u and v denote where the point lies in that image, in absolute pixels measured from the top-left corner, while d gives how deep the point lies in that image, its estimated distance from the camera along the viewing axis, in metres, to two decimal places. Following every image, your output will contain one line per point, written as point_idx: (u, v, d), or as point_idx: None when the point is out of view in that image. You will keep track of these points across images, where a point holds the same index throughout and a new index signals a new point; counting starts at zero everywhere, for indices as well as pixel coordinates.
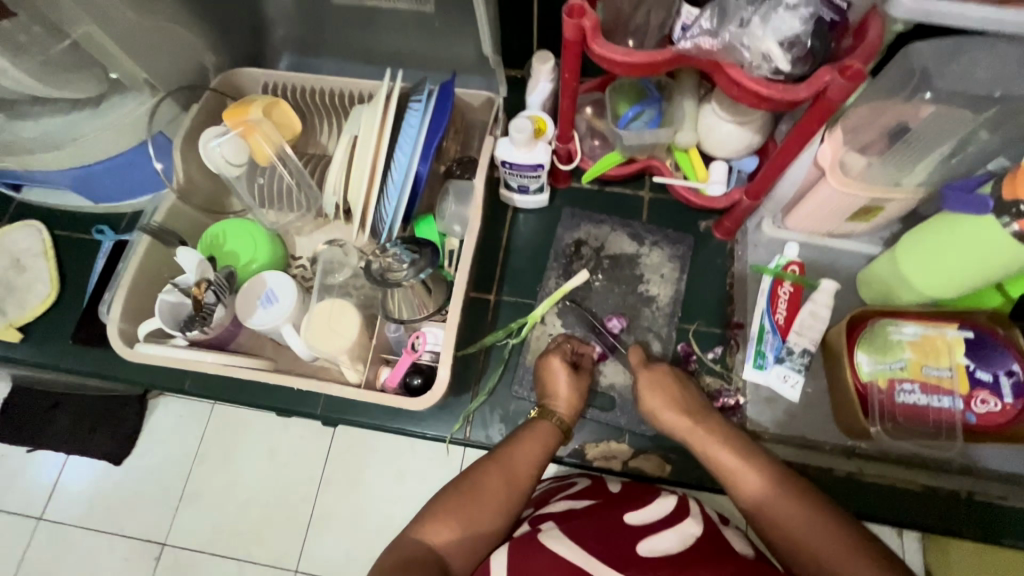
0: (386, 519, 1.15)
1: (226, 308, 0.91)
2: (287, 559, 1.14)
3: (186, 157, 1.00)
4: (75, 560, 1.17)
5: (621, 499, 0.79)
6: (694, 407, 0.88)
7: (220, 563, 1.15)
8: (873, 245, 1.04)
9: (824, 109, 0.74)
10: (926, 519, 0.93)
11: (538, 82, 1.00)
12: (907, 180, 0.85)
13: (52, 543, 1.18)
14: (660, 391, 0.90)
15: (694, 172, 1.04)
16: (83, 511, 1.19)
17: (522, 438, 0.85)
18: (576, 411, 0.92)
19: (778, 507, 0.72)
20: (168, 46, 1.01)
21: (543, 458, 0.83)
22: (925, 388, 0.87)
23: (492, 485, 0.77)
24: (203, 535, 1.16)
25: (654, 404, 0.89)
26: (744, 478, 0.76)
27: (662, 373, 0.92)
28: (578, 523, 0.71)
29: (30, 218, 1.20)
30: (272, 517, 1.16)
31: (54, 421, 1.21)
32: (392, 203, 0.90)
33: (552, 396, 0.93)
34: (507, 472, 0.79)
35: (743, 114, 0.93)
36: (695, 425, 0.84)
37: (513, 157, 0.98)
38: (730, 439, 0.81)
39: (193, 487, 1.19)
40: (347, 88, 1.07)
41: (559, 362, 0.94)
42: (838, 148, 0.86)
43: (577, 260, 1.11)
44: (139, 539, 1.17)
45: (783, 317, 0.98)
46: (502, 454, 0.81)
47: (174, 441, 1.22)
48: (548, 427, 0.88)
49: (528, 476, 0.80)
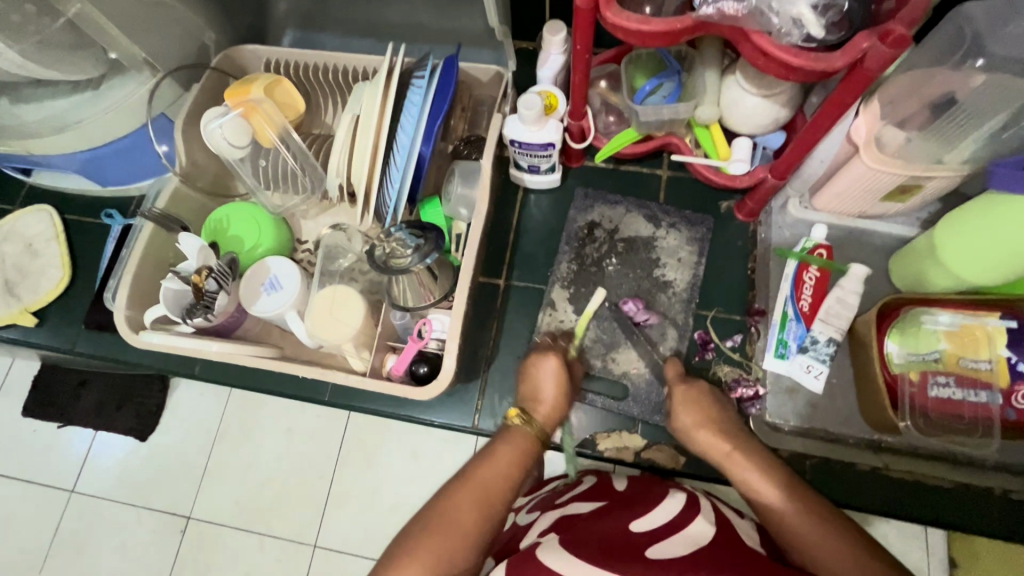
0: (400, 499, 1.14)
1: (229, 295, 0.89)
2: (306, 535, 1.15)
3: (187, 139, 0.98)
4: (107, 532, 1.19)
5: (627, 500, 0.78)
6: (732, 427, 0.83)
7: (242, 538, 1.16)
8: (907, 227, 0.97)
9: (860, 81, 0.68)
10: (951, 517, 0.89)
11: (550, 55, 0.95)
12: (949, 157, 0.79)
13: (84, 515, 1.20)
14: (695, 407, 0.86)
15: (714, 150, 0.97)
16: (111, 484, 1.21)
17: (496, 451, 0.80)
18: (557, 418, 0.88)
19: (817, 539, 0.67)
20: (165, 24, 0.97)
21: (517, 474, 0.78)
22: (959, 381, 0.81)
23: (462, 516, 0.71)
24: (227, 508, 1.18)
25: (686, 420, 0.85)
26: (786, 515, 0.70)
27: (699, 388, 0.88)
28: (582, 530, 0.70)
29: (42, 201, 1.20)
30: (292, 495, 1.17)
31: (81, 399, 1.24)
32: (395, 185, 0.87)
33: (533, 400, 0.88)
34: (479, 497, 0.74)
35: (770, 85, 0.87)
36: (733, 450, 0.80)
37: (521, 135, 0.93)
38: (772, 471, 0.76)
39: (215, 464, 1.20)
40: (349, 64, 1.03)
41: (552, 367, 0.90)
42: (873, 123, 0.81)
43: (591, 243, 1.06)
44: (165, 513, 1.19)
45: (808, 304, 0.93)
46: (473, 480, 0.75)
47: (194, 420, 1.23)
48: (520, 431, 0.83)
49: (500, 496, 0.75)
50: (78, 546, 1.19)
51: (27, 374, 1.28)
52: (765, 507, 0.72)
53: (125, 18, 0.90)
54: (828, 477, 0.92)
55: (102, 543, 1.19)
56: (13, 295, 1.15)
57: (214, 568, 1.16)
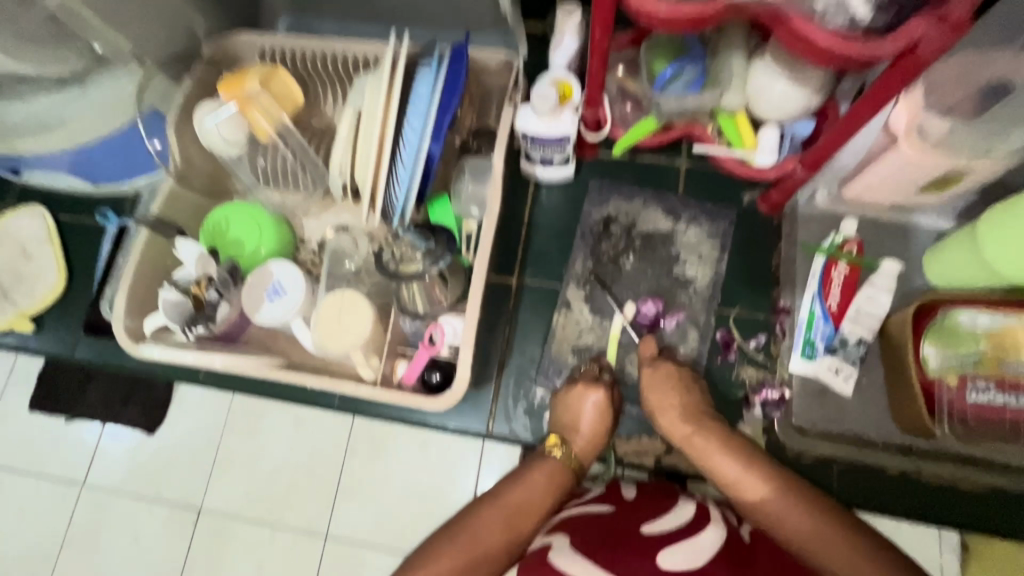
0: (413, 486, 1.05)
1: (231, 303, 0.87)
2: (317, 526, 1.06)
3: (181, 136, 0.92)
4: (115, 530, 1.10)
5: (638, 503, 0.72)
6: (696, 409, 0.81)
7: (253, 530, 1.07)
8: (942, 219, 0.93)
9: (910, 69, 0.62)
10: (980, 521, 0.87)
11: (561, 40, 0.90)
12: (999, 148, 0.73)
13: (93, 511, 1.11)
14: (662, 392, 0.84)
15: (739, 139, 0.92)
16: (124, 477, 1.12)
17: (526, 477, 0.77)
18: (595, 451, 0.85)
19: (786, 517, 0.68)
20: (155, 13, 0.92)
21: (550, 502, 0.76)
22: (1001, 386, 0.77)
23: (491, 534, 0.71)
24: (240, 498, 1.09)
25: (652, 403, 0.84)
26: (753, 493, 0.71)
27: (667, 371, 0.86)
28: (592, 532, 0.66)
29: (34, 202, 1.16)
30: (302, 483, 1.08)
31: (87, 393, 1.14)
32: (402, 184, 0.81)
33: (572, 429, 0.84)
34: (508, 519, 0.73)
35: (803, 71, 0.81)
36: (693, 433, 0.79)
37: (535, 128, 0.88)
38: (732, 448, 0.76)
39: (225, 454, 1.10)
40: (349, 51, 0.97)
41: (596, 400, 0.85)
42: (916, 112, 0.75)
43: (607, 239, 1.01)
44: (179, 502, 1.10)
45: (836, 302, 0.88)
46: (502, 500, 0.74)
47: (201, 415, 1.13)
48: (557, 464, 0.79)
49: (532, 520, 0.74)
50: (88, 548, 1.10)
51: (31, 369, 1.15)
52: (731, 486, 0.73)
53: (111, 8, 0.84)
54: (854, 479, 0.90)
55: (111, 546, 1.09)
56: (8, 299, 1.12)
57: (228, 563, 1.06)
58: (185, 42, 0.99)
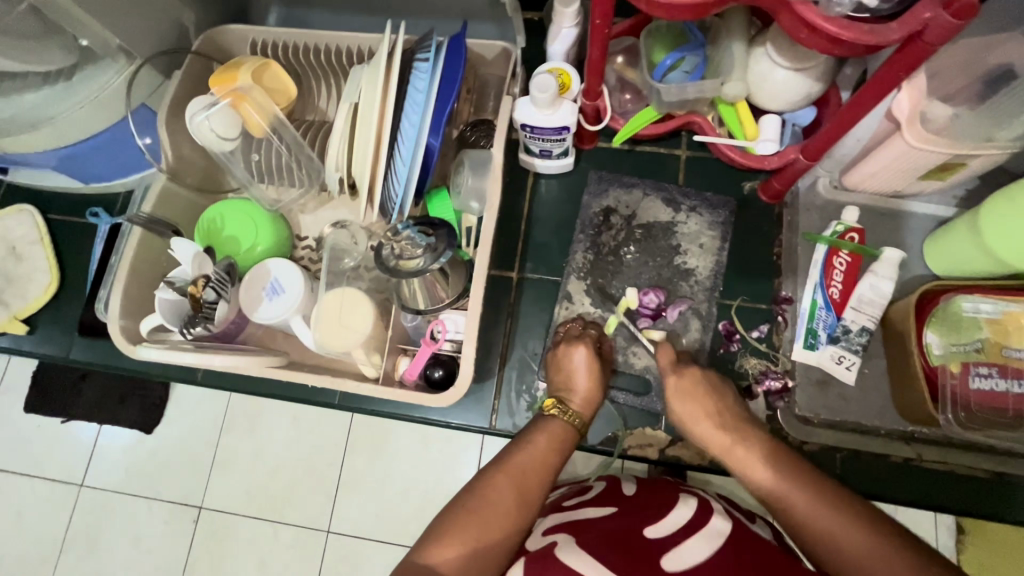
0: (414, 481, 1.05)
1: (228, 304, 0.85)
2: (319, 522, 1.06)
3: (172, 133, 0.91)
4: (116, 528, 1.09)
5: (639, 505, 0.71)
6: (732, 417, 0.78)
7: (256, 528, 1.07)
8: (942, 206, 0.93)
9: (916, 55, 0.61)
10: (981, 507, 0.88)
11: (560, 29, 0.87)
12: (1001, 135, 0.73)
13: (94, 510, 1.10)
14: (691, 400, 0.81)
15: (740, 129, 0.91)
16: (121, 476, 1.11)
17: (532, 443, 0.75)
18: (592, 410, 0.85)
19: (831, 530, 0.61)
20: (145, 7, 0.90)
21: (557, 463, 0.74)
22: (1003, 372, 0.77)
23: (501, 498, 0.67)
24: (239, 495, 1.08)
25: (685, 413, 0.81)
26: (797, 506, 0.64)
27: (694, 378, 0.82)
28: (592, 536, 0.65)
29: (23, 200, 1.14)
30: (302, 482, 1.07)
31: (83, 393, 1.13)
32: (401, 180, 0.81)
33: (568, 390, 0.84)
34: (517, 482, 0.69)
35: (805, 58, 0.80)
36: (733, 443, 0.74)
37: (534, 120, 0.86)
38: (777, 458, 0.70)
39: (225, 454, 1.10)
40: (344, 43, 0.95)
41: (584, 354, 0.86)
42: (918, 99, 0.74)
43: (608, 230, 1.01)
44: (176, 503, 1.09)
45: (838, 291, 0.89)
46: (514, 463, 0.72)
47: (200, 412, 1.12)
48: (559, 423, 0.79)
49: (540, 481, 0.71)
50: (88, 547, 1.09)
51: (27, 370, 1.15)
52: (772, 498, 0.67)
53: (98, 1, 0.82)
54: (858, 468, 0.90)
55: (112, 543, 1.09)
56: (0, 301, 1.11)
57: (229, 560, 1.06)
58: (175, 36, 0.97)
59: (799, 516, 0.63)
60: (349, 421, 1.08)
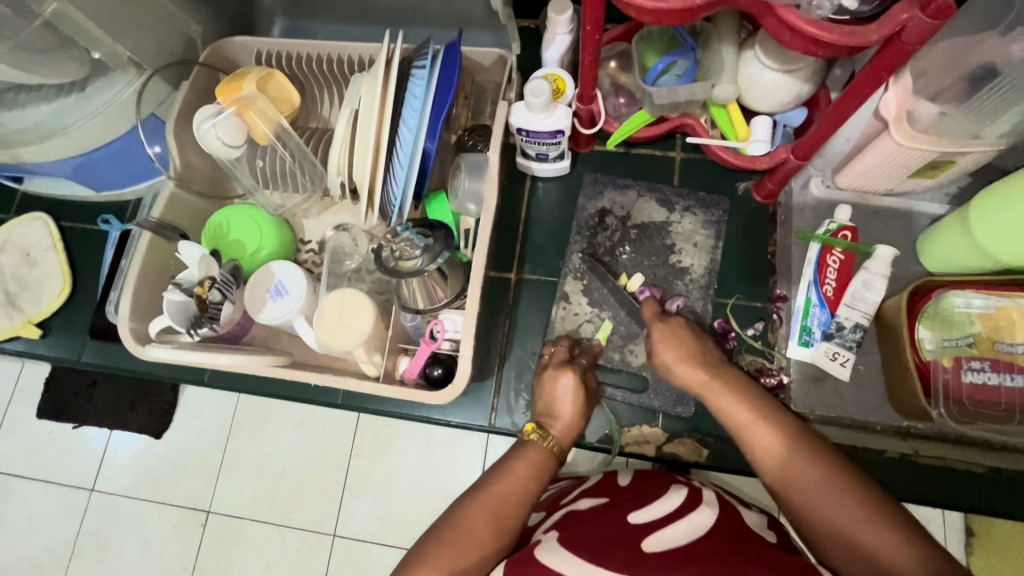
0: (417, 484, 1.06)
1: (234, 304, 0.88)
2: (324, 524, 1.08)
3: (180, 142, 0.94)
4: (126, 531, 1.12)
5: (631, 495, 0.73)
6: (713, 360, 0.82)
7: (262, 531, 1.09)
8: (936, 204, 0.94)
9: (896, 54, 0.63)
10: (980, 503, 0.88)
11: (554, 36, 0.90)
12: (988, 131, 0.74)
13: (104, 514, 1.13)
14: (674, 342, 0.85)
15: (732, 130, 0.92)
16: (130, 481, 1.13)
17: (512, 468, 0.75)
18: (575, 434, 0.85)
19: (789, 463, 0.65)
20: (154, 21, 0.93)
21: (535, 490, 0.74)
22: (995, 366, 0.78)
23: (478, 529, 0.68)
24: (246, 499, 1.10)
25: (666, 356, 0.84)
26: (775, 450, 0.67)
27: (677, 325, 0.87)
28: (580, 527, 0.67)
29: (37, 209, 1.18)
30: (307, 484, 1.10)
31: (94, 399, 1.15)
32: (400, 183, 0.83)
33: (551, 415, 0.85)
34: (493, 512, 0.70)
35: (792, 60, 0.82)
36: (709, 378, 0.78)
37: (529, 124, 0.88)
38: (758, 404, 0.73)
39: (231, 457, 1.12)
40: (345, 52, 0.98)
41: (569, 381, 0.87)
42: (904, 99, 0.76)
43: (603, 231, 1.02)
44: (182, 507, 1.11)
45: (831, 288, 0.90)
46: (490, 491, 0.72)
47: (208, 416, 1.14)
48: (538, 449, 0.79)
49: (517, 509, 0.72)
50: (98, 550, 1.11)
51: (41, 376, 1.18)
52: (750, 438, 0.70)
53: (110, 17, 0.86)
54: (854, 464, 0.90)
55: (121, 546, 1.11)
56: (15, 307, 1.14)
57: (236, 562, 1.08)
58: (183, 48, 1.00)
59: (779, 458, 0.66)
60: (353, 423, 1.11)
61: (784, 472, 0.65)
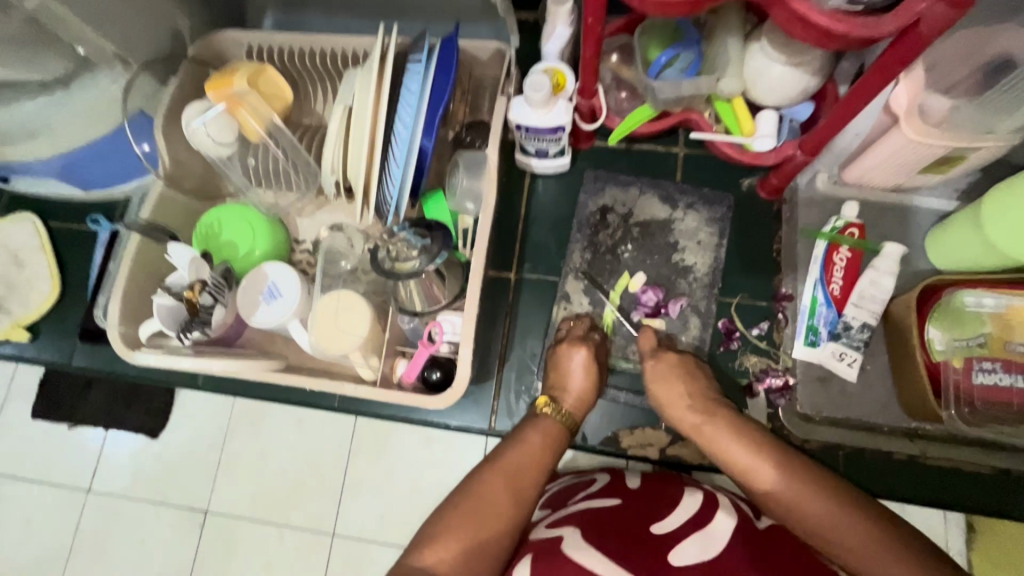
0: (418, 486, 1.04)
1: (226, 307, 0.86)
2: (323, 524, 1.06)
3: (169, 139, 0.91)
4: (121, 535, 1.10)
5: (645, 498, 0.71)
6: (704, 398, 0.81)
7: (261, 532, 1.07)
8: (944, 201, 0.92)
9: (909, 50, 0.61)
10: (990, 505, 0.87)
11: (554, 28, 0.87)
12: (1002, 127, 0.72)
13: (100, 516, 1.10)
14: (666, 383, 0.84)
15: (738, 126, 0.90)
16: (129, 481, 1.11)
17: (527, 440, 0.75)
18: (584, 410, 0.85)
19: (807, 505, 0.65)
20: (139, 14, 0.90)
21: (550, 463, 0.74)
22: (1007, 366, 0.76)
23: (496, 496, 0.68)
24: (243, 502, 1.08)
25: (660, 395, 0.84)
26: (781, 491, 0.67)
27: (670, 361, 0.86)
28: (595, 527, 0.65)
29: (24, 209, 1.15)
30: (306, 486, 1.08)
31: (89, 397, 1.13)
32: (396, 180, 0.80)
33: (562, 389, 0.84)
34: (510, 479, 0.70)
35: (800, 53, 0.79)
36: (703, 421, 0.78)
37: (529, 119, 0.86)
38: (757, 443, 0.73)
39: (229, 457, 1.10)
40: (338, 47, 0.95)
41: (583, 358, 0.86)
42: (916, 91, 0.74)
43: (605, 229, 1.00)
44: (179, 507, 1.09)
45: (839, 287, 0.88)
46: (504, 461, 0.72)
47: (203, 417, 1.12)
48: (552, 421, 0.79)
49: (533, 479, 0.72)
50: (93, 555, 1.09)
51: (32, 379, 1.14)
52: (751, 479, 0.70)
53: (93, 10, 0.83)
54: (861, 466, 0.89)
55: (117, 550, 1.09)
56: (2, 308, 1.12)
57: (233, 564, 1.06)
58: (171, 42, 0.97)
59: (790, 502, 0.66)
60: (350, 424, 1.08)
61: (796, 513, 0.65)
